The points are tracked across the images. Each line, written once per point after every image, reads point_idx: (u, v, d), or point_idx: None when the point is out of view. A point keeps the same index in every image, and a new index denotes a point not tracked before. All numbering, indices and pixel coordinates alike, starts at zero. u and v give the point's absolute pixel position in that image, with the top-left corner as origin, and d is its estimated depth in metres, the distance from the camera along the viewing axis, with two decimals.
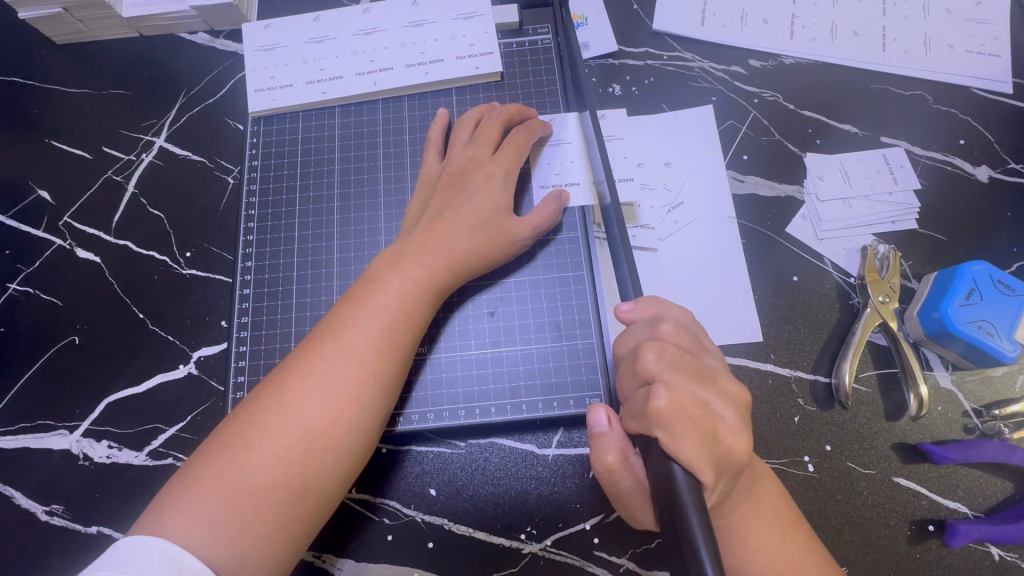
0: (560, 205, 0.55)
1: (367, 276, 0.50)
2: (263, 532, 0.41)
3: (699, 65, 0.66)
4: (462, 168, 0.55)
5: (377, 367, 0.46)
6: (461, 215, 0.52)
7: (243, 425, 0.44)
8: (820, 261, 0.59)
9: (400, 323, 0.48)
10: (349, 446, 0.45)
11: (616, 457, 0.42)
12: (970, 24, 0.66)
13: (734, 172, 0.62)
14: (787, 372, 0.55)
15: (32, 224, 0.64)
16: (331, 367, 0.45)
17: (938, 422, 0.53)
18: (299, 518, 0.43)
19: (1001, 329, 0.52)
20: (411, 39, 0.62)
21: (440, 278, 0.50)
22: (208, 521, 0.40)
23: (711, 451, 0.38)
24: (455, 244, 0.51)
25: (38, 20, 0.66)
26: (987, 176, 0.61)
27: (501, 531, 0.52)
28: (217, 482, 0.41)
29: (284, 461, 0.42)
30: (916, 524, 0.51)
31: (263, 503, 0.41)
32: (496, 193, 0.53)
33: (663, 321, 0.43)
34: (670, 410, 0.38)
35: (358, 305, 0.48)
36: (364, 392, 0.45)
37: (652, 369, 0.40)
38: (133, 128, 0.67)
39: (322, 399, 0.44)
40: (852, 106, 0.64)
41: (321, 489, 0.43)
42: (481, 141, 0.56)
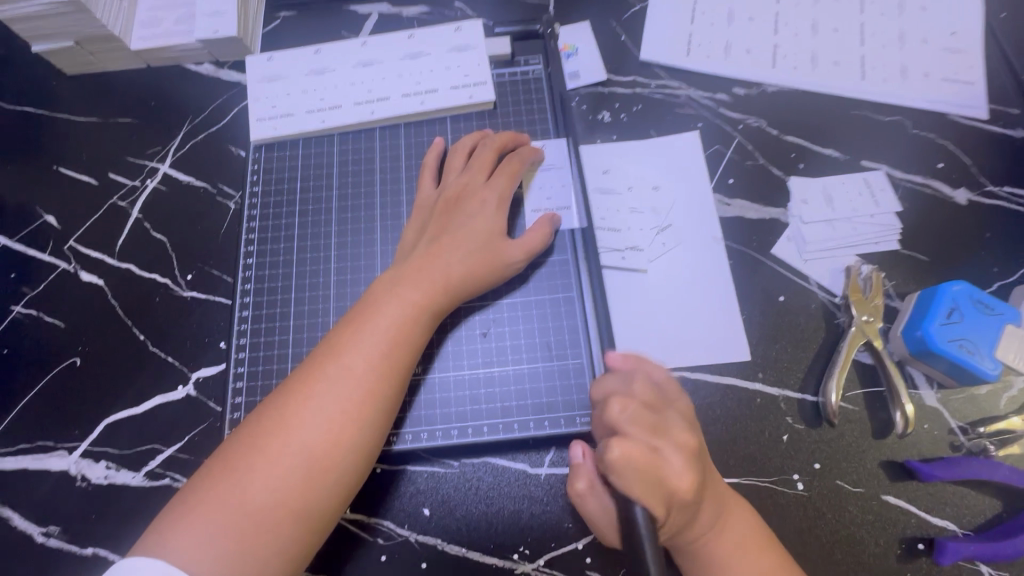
0: (551, 228, 0.57)
1: (366, 300, 0.51)
2: (261, 555, 0.42)
3: (685, 93, 0.69)
4: (457, 195, 0.57)
5: (375, 390, 0.47)
6: (456, 239, 0.54)
7: (243, 448, 0.44)
8: (806, 281, 0.60)
9: (399, 345, 0.49)
10: (347, 468, 0.45)
11: (586, 484, 0.47)
12: (945, 52, 0.69)
13: (720, 196, 0.64)
14: (775, 392, 0.56)
15: (38, 247, 0.66)
16: (330, 390, 0.46)
17: (924, 440, 0.54)
18: (294, 542, 0.43)
19: (983, 349, 0.53)
20: (408, 70, 0.64)
21: (437, 301, 0.51)
22: (207, 544, 0.41)
23: (658, 500, 0.40)
24: (450, 267, 0.52)
25: (50, 53, 0.69)
26: (966, 198, 0.63)
27: (494, 551, 0.53)
28: (217, 505, 0.42)
29: (283, 483, 0.43)
30: (905, 543, 0.51)
31: (260, 526, 0.42)
32: (489, 218, 0.55)
33: (635, 378, 0.48)
34: (622, 462, 0.40)
35: (357, 329, 0.49)
36: (363, 414, 0.46)
37: (616, 419, 0.43)
38: (139, 155, 0.69)
39: (321, 422, 0.45)
40: (833, 132, 0.67)
41: (319, 512, 0.44)
42: (476, 168, 0.58)
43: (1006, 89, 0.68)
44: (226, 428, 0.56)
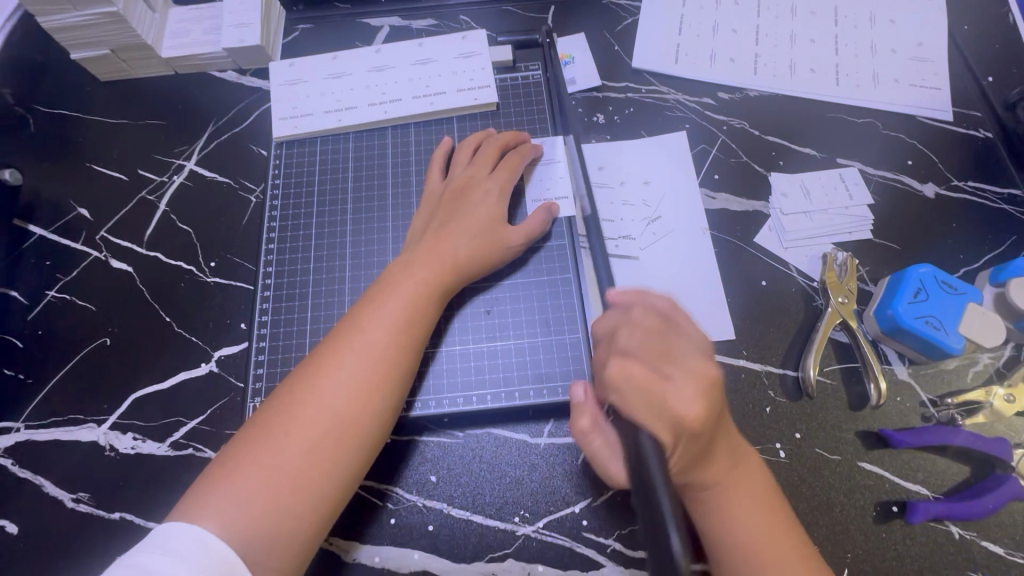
0: (548, 216, 0.61)
1: (382, 282, 0.56)
2: (295, 512, 0.45)
3: (673, 97, 0.75)
4: (463, 187, 0.62)
5: (394, 361, 0.51)
6: (462, 226, 0.59)
7: (272, 418, 0.48)
8: (786, 266, 0.65)
9: (414, 322, 0.53)
10: (369, 433, 0.49)
11: (588, 421, 0.51)
12: (913, 61, 0.75)
13: (706, 190, 0.69)
14: (758, 367, 0.60)
15: (72, 237, 0.71)
16: (352, 362, 0.50)
17: (897, 411, 0.58)
18: (324, 501, 0.47)
19: (948, 325, 0.57)
20: (418, 75, 0.70)
21: (447, 281, 0.56)
22: (243, 504, 0.44)
23: (660, 420, 0.43)
24: (459, 250, 0.57)
25: (88, 60, 0.75)
26: (933, 192, 0.68)
27: (496, 515, 0.56)
28: (251, 469, 0.45)
29: (312, 446, 0.47)
30: (881, 505, 0.55)
31: (292, 486, 0.45)
32: (493, 206, 0.60)
33: (635, 307, 0.51)
34: (620, 378, 0.46)
35: (375, 307, 0.53)
36: (384, 384, 0.50)
37: (624, 343, 0.49)
38: (167, 153, 0.75)
39: (345, 390, 0.49)
40: (810, 132, 0.72)
41: (344, 474, 0.48)
42: (480, 162, 0.63)
43: (969, 94, 0.74)
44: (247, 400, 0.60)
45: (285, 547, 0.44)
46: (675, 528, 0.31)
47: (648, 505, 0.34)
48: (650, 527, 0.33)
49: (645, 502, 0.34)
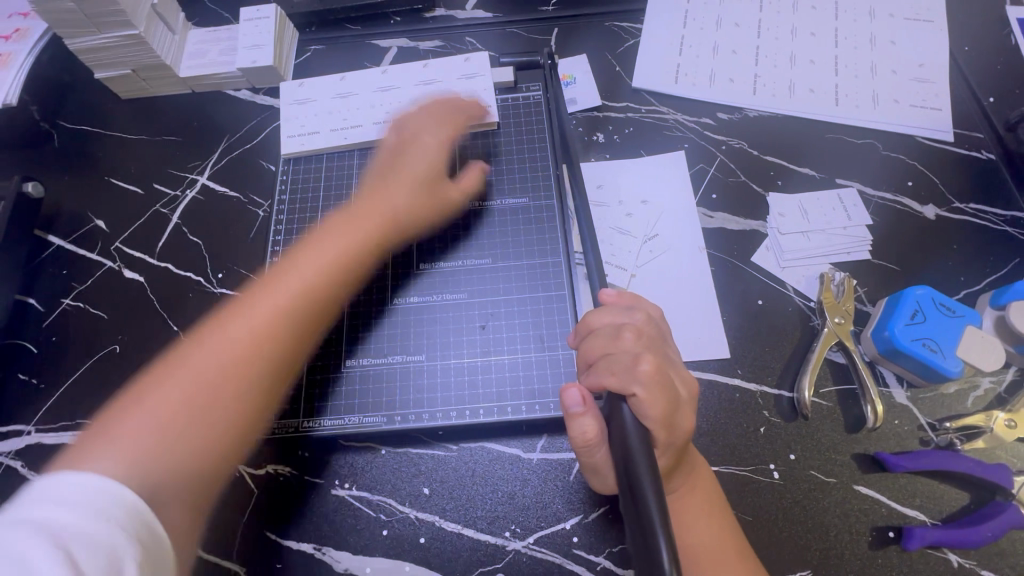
0: (481, 174, 0.69)
1: (318, 233, 0.62)
2: (201, 431, 0.48)
3: (673, 117, 0.76)
4: (410, 138, 0.67)
5: (314, 300, 0.57)
6: (405, 178, 0.65)
7: (190, 349, 0.51)
8: (783, 286, 0.65)
9: (343, 262, 0.60)
10: (277, 363, 0.54)
11: (594, 433, 0.45)
12: (914, 82, 0.75)
13: (704, 209, 0.70)
14: (752, 387, 0.60)
15: (88, 248, 0.73)
16: (273, 299, 0.55)
17: (894, 435, 0.57)
18: (230, 423, 0.50)
19: (945, 348, 0.57)
20: (421, 95, 0.72)
21: (374, 233, 0.62)
22: (152, 425, 0.46)
23: (668, 424, 0.43)
24: (396, 203, 0.64)
25: (109, 79, 0.78)
26: (934, 213, 0.68)
27: (487, 529, 0.56)
28: (162, 393, 0.48)
29: (232, 364, 0.51)
30: (877, 530, 0.54)
31: (201, 407, 0.48)
32: (431, 159, 0.66)
33: (638, 310, 0.50)
34: (652, 378, 0.44)
35: (302, 256, 0.59)
36: (306, 313, 0.56)
37: (630, 345, 0.47)
38: (181, 168, 0.78)
39: (269, 316, 0.54)
40: (809, 152, 0.72)
41: (253, 399, 0.52)
42: (430, 116, 0.68)
43: (971, 115, 0.73)
44: None
45: (198, 457, 0.47)
46: (663, 531, 0.32)
47: (636, 507, 0.34)
48: (634, 528, 0.34)
49: (634, 501, 0.34)
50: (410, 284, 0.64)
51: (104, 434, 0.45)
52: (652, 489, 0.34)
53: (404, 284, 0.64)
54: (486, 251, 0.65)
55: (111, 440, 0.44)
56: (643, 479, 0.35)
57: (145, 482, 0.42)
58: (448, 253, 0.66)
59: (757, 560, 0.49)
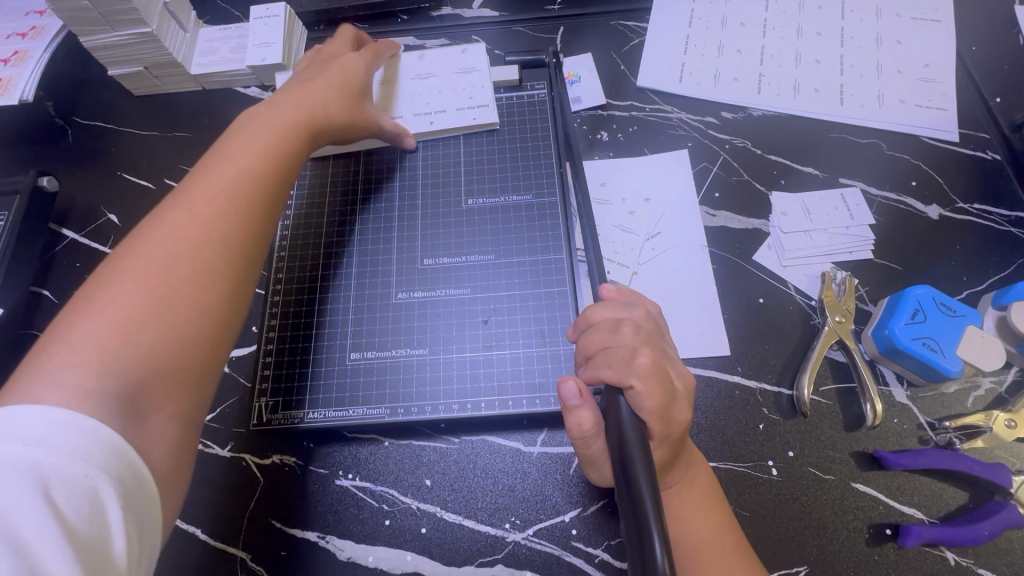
0: (399, 134, 0.69)
1: (236, 125, 0.58)
2: (159, 319, 0.44)
3: (676, 116, 0.76)
4: (329, 57, 0.68)
5: (256, 178, 0.54)
6: (325, 81, 0.64)
7: (128, 248, 0.47)
8: (784, 285, 0.65)
9: (278, 150, 0.57)
10: (230, 242, 0.50)
11: (591, 424, 0.46)
12: (919, 82, 0.75)
13: (706, 208, 0.70)
14: (752, 384, 0.61)
15: (101, 241, 0.75)
16: (208, 183, 0.52)
17: (894, 433, 0.58)
18: (195, 308, 0.46)
19: (945, 347, 0.57)
20: (418, 93, 0.73)
21: (307, 120, 0.60)
22: (103, 321, 0.42)
23: (665, 416, 0.43)
24: (326, 99, 0.62)
25: (122, 76, 0.80)
26: (937, 213, 0.68)
27: (488, 520, 0.57)
28: (106, 291, 0.44)
29: (180, 254, 0.47)
30: (874, 528, 0.54)
31: (155, 294, 0.45)
32: (353, 70, 0.67)
33: (636, 306, 0.50)
34: (648, 370, 0.44)
35: (232, 143, 0.56)
36: (254, 199, 0.53)
37: (628, 339, 0.47)
38: (191, 164, 0.79)
39: (208, 204, 0.50)
40: (813, 152, 0.73)
41: (214, 280, 0.48)
42: (342, 41, 0.71)
43: (977, 116, 0.73)
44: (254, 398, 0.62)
45: (169, 353, 0.44)
46: (656, 528, 0.32)
47: (631, 498, 0.35)
48: (628, 523, 0.34)
49: (630, 499, 0.35)
50: (414, 279, 0.65)
51: (51, 347, 0.41)
52: (647, 486, 0.35)
53: (408, 279, 0.65)
54: (488, 247, 0.66)
55: (66, 347, 0.41)
56: (638, 473, 0.36)
57: (118, 384, 0.41)
58: (451, 249, 0.67)
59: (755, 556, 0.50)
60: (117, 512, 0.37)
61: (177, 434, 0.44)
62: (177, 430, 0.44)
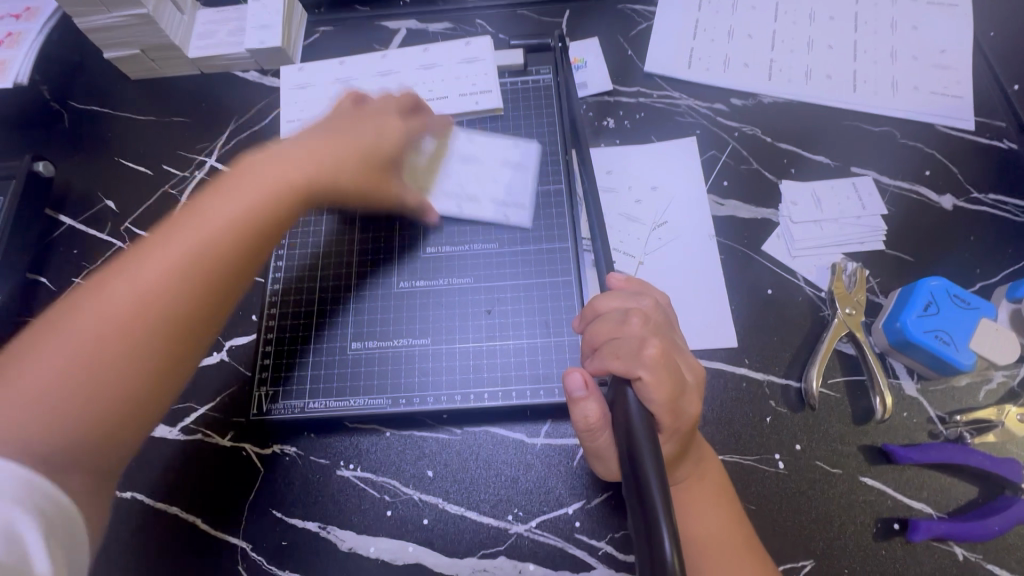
0: (427, 212, 0.64)
1: (225, 181, 0.53)
2: (78, 394, 0.43)
3: (685, 102, 0.74)
4: (366, 113, 0.61)
5: (218, 251, 0.49)
6: (347, 142, 0.58)
7: (69, 305, 0.46)
8: (793, 276, 0.64)
9: (251, 223, 0.51)
10: (169, 319, 0.46)
11: (597, 417, 0.45)
12: (935, 69, 0.73)
13: (714, 196, 0.69)
14: (759, 376, 0.60)
15: (99, 228, 0.74)
16: (168, 247, 0.48)
17: (904, 427, 0.57)
18: (118, 384, 0.44)
19: (958, 339, 0.56)
20: (461, 150, 0.68)
21: (303, 187, 0.54)
22: (23, 386, 0.42)
23: (672, 408, 0.42)
24: (333, 162, 0.56)
25: (119, 59, 0.78)
26: (951, 204, 0.66)
27: (491, 512, 0.57)
28: (36, 354, 0.43)
29: (113, 324, 0.45)
30: (881, 522, 0.54)
31: (79, 366, 0.43)
32: (385, 137, 0.60)
33: (645, 296, 0.49)
34: (656, 360, 0.43)
35: (215, 199, 0.52)
36: (205, 279, 0.48)
37: (636, 330, 0.46)
38: (189, 149, 0.78)
39: (157, 275, 0.47)
40: (825, 140, 0.71)
41: (144, 357, 0.45)
42: (389, 104, 0.63)
43: (994, 103, 0.71)
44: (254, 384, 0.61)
45: (82, 430, 0.43)
46: (665, 520, 0.32)
47: (637, 494, 0.34)
48: (634, 514, 0.34)
49: (637, 492, 0.34)
50: (416, 268, 0.64)
51: None
52: (656, 478, 0.34)
53: (410, 268, 0.64)
54: (492, 236, 0.65)
55: None
56: (645, 465, 0.35)
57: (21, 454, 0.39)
58: (454, 237, 0.65)
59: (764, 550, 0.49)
60: (37, 536, 0.37)
61: (91, 502, 0.42)
62: (91, 496, 0.43)
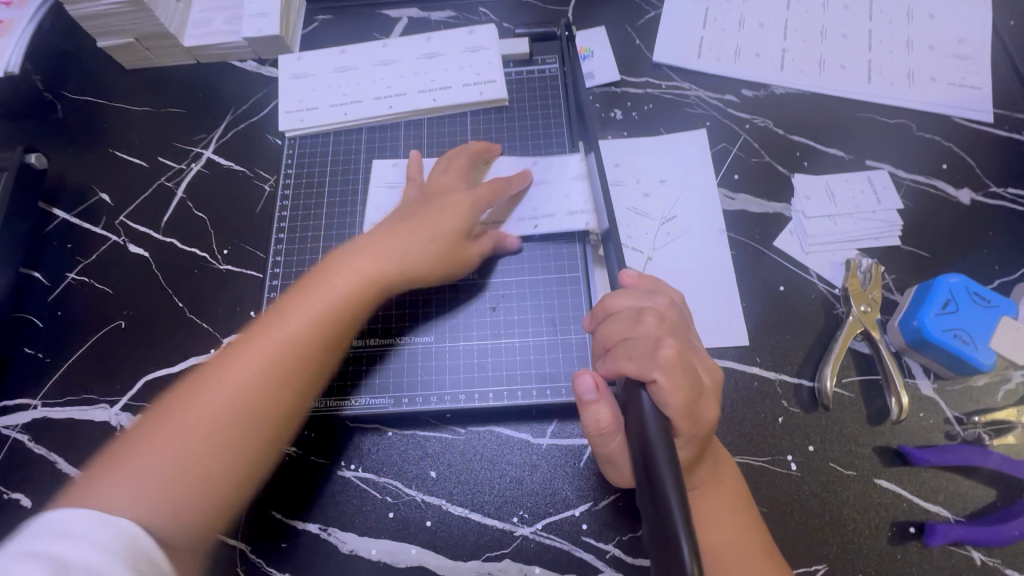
0: (496, 241, 0.60)
1: (317, 272, 0.54)
2: (182, 506, 0.42)
3: (694, 93, 0.72)
4: (437, 192, 0.60)
5: (306, 353, 0.49)
6: (424, 225, 0.56)
7: (166, 408, 0.46)
8: (805, 272, 0.62)
9: (337, 316, 0.51)
10: (261, 427, 0.47)
11: (609, 421, 0.43)
12: (952, 59, 0.71)
13: (725, 190, 0.67)
14: (771, 375, 0.58)
15: (93, 222, 0.72)
16: (262, 348, 0.48)
17: (920, 428, 0.55)
18: (218, 493, 0.44)
19: (978, 339, 0.54)
20: (533, 196, 0.63)
21: (388, 281, 0.54)
22: (128, 495, 0.41)
23: (690, 414, 0.41)
24: (412, 251, 0.55)
25: (112, 48, 0.76)
26: (969, 198, 0.64)
27: (495, 514, 0.55)
28: (137, 463, 0.42)
29: (211, 432, 0.45)
30: (897, 526, 0.52)
31: (184, 476, 0.43)
32: (461, 214, 0.58)
33: (659, 294, 0.47)
34: (673, 364, 0.41)
35: (305, 296, 0.51)
36: (294, 379, 0.48)
37: (651, 330, 0.44)
38: (185, 141, 0.76)
39: (252, 378, 0.47)
40: (838, 133, 0.69)
41: (240, 464, 0.45)
42: (454, 174, 0.61)
43: (1013, 94, 0.69)
44: None
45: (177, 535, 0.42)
46: (685, 532, 0.30)
47: (657, 508, 0.32)
48: (652, 526, 0.32)
49: (655, 503, 0.33)
50: None
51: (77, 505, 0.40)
52: (673, 488, 0.32)
53: None
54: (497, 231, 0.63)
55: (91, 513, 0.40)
56: (663, 474, 0.33)
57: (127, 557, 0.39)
58: None
59: (779, 556, 0.47)
60: None
61: None
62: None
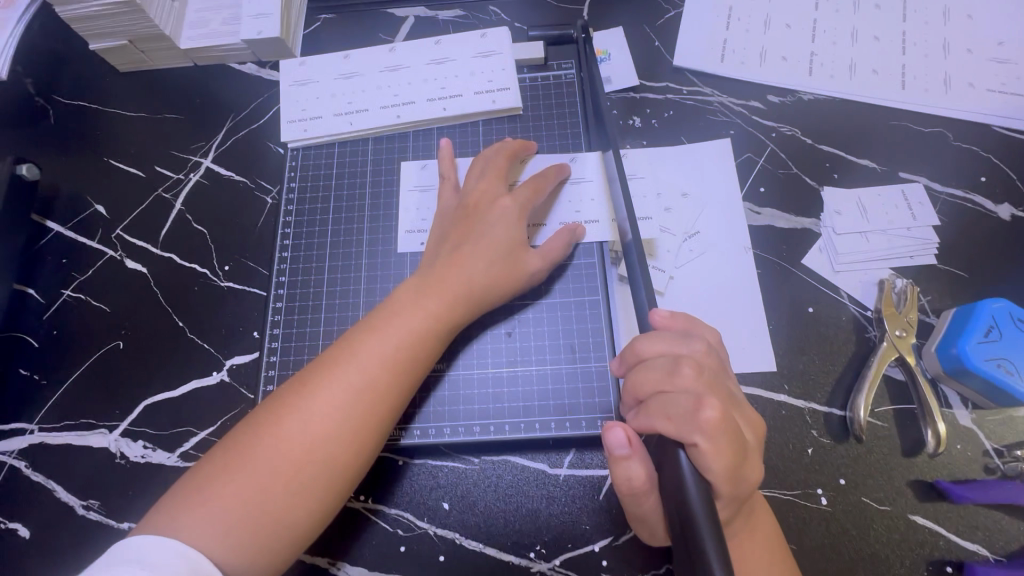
0: (574, 239, 0.58)
1: (387, 307, 0.52)
2: (266, 541, 0.44)
3: (717, 99, 0.69)
4: (479, 202, 0.57)
5: (380, 395, 0.48)
6: (483, 247, 0.55)
7: (246, 438, 0.46)
8: (836, 293, 0.59)
9: (409, 355, 0.50)
10: (335, 469, 0.46)
11: (643, 482, 0.41)
12: (992, 64, 0.67)
13: (750, 205, 0.63)
14: (800, 404, 0.55)
15: (88, 235, 0.69)
16: (338, 387, 0.47)
17: (958, 460, 0.53)
18: (297, 529, 0.45)
19: (1021, 368, 0.51)
20: (567, 195, 0.61)
21: (457, 315, 0.53)
22: (215, 527, 0.42)
23: (734, 477, 0.38)
24: (474, 277, 0.53)
25: (106, 51, 0.73)
26: (1009, 214, 0.61)
27: (511, 549, 0.53)
28: (221, 494, 0.44)
29: (289, 470, 0.45)
30: (933, 564, 0.50)
31: (267, 513, 0.44)
32: (511, 227, 0.56)
33: (696, 339, 0.43)
34: (719, 426, 0.38)
35: (377, 330, 0.50)
36: (369, 422, 0.48)
37: (689, 382, 0.41)
38: (183, 149, 0.72)
39: (329, 418, 0.47)
40: (870, 143, 0.65)
41: (317, 503, 0.46)
42: (493, 176, 0.59)
43: None
44: (260, 397, 0.59)
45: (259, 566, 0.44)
46: None
47: None
48: None
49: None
50: None
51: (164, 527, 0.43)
52: (720, 564, 0.29)
53: None
54: None
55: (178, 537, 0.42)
56: (707, 548, 0.30)
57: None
58: None
59: None
60: None
61: None
62: None
